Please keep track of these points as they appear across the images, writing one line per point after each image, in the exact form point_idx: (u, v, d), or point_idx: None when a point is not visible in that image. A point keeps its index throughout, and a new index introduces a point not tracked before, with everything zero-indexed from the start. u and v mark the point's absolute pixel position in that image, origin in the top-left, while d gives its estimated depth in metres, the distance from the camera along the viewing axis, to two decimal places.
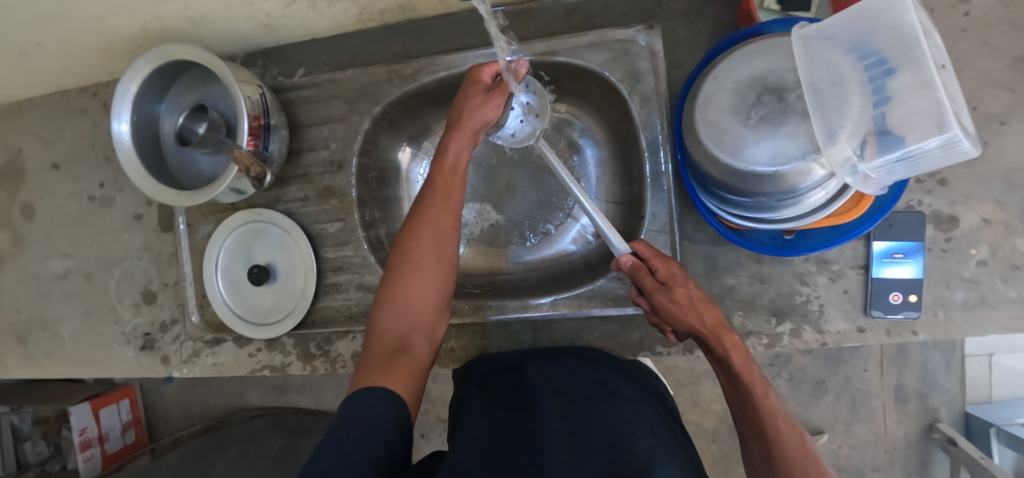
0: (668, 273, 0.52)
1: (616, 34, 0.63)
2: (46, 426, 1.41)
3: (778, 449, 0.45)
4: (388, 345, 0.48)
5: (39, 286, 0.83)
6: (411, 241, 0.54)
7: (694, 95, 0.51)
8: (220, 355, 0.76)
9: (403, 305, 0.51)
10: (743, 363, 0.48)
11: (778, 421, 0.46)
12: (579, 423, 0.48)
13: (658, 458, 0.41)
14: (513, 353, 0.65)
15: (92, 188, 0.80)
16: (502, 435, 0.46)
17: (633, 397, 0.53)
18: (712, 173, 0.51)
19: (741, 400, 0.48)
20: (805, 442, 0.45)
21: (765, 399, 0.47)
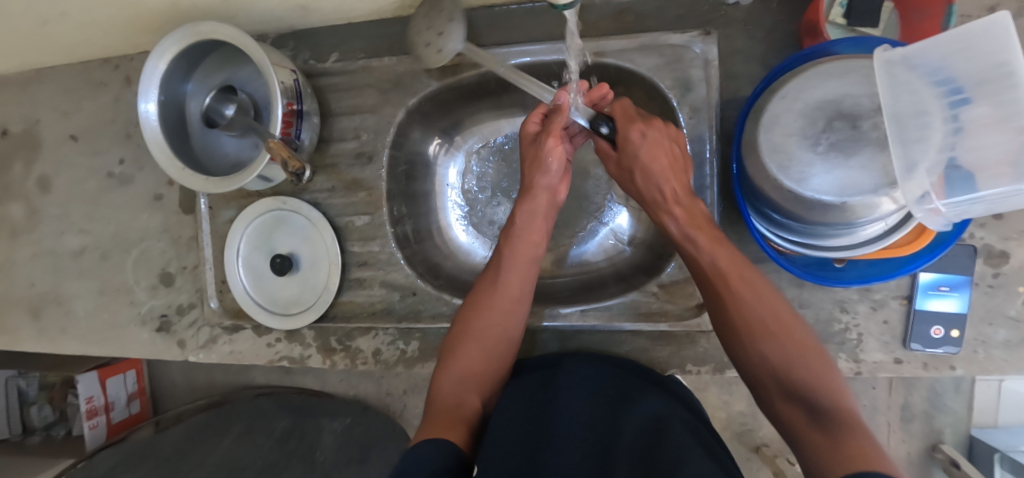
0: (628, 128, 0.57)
1: (670, 38, 0.61)
2: (53, 392, 1.42)
3: (739, 314, 0.48)
4: (450, 402, 0.52)
5: (55, 261, 0.82)
6: (475, 315, 0.58)
7: (755, 112, 0.49)
8: (237, 343, 0.75)
9: (466, 368, 0.56)
10: (688, 232, 0.53)
11: (736, 283, 0.49)
12: (606, 427, 0.48)
13: (687, 456, 0.40)
14: (547, 360, 0.64)
15: (111, 164, 0.78)
16: (525, 438, 0.47)
17: (664, 404, 0.52)
18: (770, 194, 0.49)
19: (699, 276, 0.53)
20: (764, 293, 0.48)
21: (722, 264, 0.50)
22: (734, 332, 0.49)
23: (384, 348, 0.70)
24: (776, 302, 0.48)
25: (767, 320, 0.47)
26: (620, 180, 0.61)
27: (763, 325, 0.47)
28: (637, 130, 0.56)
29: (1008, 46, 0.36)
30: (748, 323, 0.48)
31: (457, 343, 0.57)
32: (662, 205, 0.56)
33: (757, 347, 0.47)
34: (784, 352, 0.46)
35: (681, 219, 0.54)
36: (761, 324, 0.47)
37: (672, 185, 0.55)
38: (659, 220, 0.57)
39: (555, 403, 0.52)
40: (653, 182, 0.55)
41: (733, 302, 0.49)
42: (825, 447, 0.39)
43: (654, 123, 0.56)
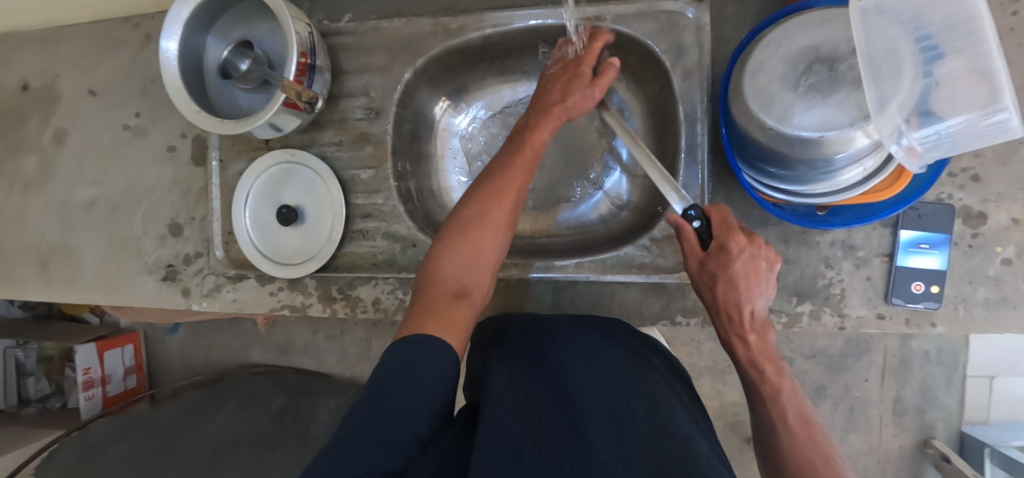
0: (718, 244, 0.54)
1: (665, 5, 0.64)
2: (49, 365, 1.42)
3: (790, 441, 0.47)
4: (448, 292, 0.50)
5: (66, 213, 0.83)
6: (475, 226, 0.54)
7: (743, 63, 0.52)
8: (241, 291, 0.77)
9: (467, 273, 0.53)
10: (755, 356, 0.53)
11: (795, 421, 0.48)
12: (618, 389, 0.48)
13: (693, 436, 0.40)
14: (539, 316, 0.67)
15: (126, 117, 0.80)
16: (540, 401, 0.46)
17: (665, 375, 0.55)
18: (754, 137, 0.52)
19: (753, 389, 0.52)
20: (819, 439, 0.47)
21: (783, 399, 0.50)
22: (777, 451, 0.47)
23: (384, 297, 0.73)
24: (809, 430, 0.48)
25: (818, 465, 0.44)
26: (693, 277, 0.57)
27: (808, 458, 0.45)
28: (737, 242, 0.53)
29: None
30: (793, 443, 0.47)
31: (451, 250, 0.53)
32: (737, 328, 0.54)
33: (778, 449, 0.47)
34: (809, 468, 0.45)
35: (752, 349, 0.53)
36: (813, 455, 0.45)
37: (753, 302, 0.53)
38: (729, 346, 0.56)
39: (562, 373, 0.51)
40: (739, 302, 0.53)
41: (784, 424, 0.48)
42: None
43: (755, 239, 0.54)
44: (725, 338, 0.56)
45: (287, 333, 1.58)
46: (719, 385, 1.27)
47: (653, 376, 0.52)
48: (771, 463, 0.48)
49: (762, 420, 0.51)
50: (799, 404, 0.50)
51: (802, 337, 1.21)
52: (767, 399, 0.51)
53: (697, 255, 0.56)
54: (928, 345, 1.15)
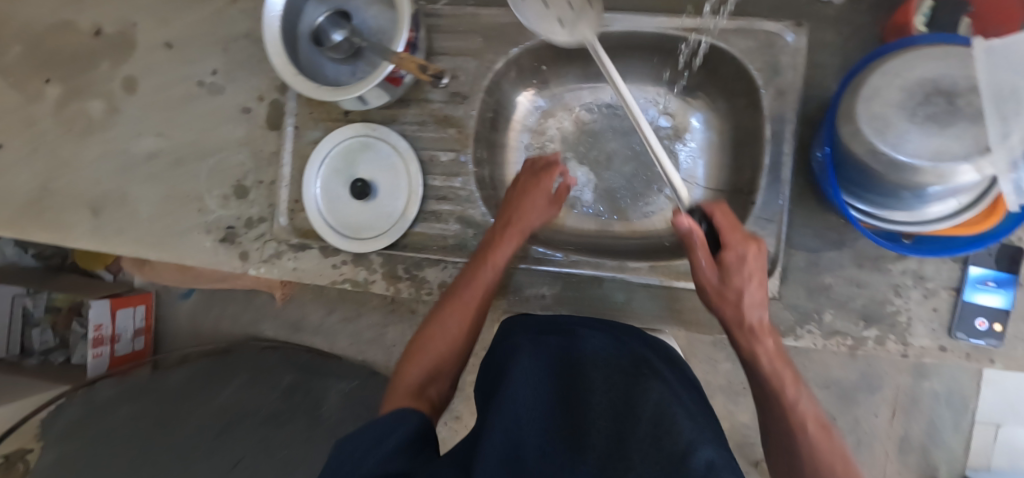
0: (735, 255, 0.52)
1: (765, 25, 0.66)
2: (58, 317, 1.38)
3: (809, 447, 0.50)
4: (410, 387, 0.56)
5: (125, 161, 0.82)
6: (443, 310, 0.62)
7: (855, 87, 0.53)
8: (301, 261, 0.76)
9: (429, 362, 0.60)
10: (775, 367, 0.53)
11: (816, 427, 0.51)
12: (624, 395, 0.47)
13: (696, 441, 0.38)
14: (563, 317, 0.63)
15: (202, 73, 0.79)
16: (548, 409, 0.45)
17: (673, 382, 0.53)
18: (861, 159, 0.53)
19: (768, 391, 0.54)
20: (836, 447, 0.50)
21: (801, 408, 0.52)
22: (798, 456, 0.51)
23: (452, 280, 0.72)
24: (824, 440, 0.50)
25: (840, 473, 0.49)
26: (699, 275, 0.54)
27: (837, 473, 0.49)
28: (747, 250, 0.53)
29: None
30: (809, 449, 0.50)
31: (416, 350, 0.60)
32: (752, 337, 0.54)
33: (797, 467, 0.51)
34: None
35: (773, 360, 0.53)
36: (829, 459, 0.49)
37: (756, 297, 0.53)
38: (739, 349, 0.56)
39: (577, 379, 0.50)
40: (756, 306, 0.53)
41: (806, 434, 0.51)
42: None
43: (761, 245, 0.53)
44: (744, 348, 0.54)
45: (302, 310, 1.55)
46: (731, 405, 1.29)
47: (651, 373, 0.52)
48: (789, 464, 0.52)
49: (778, 421, 0.53)
50: (809, 410, 0.52)
51: (817, 367, 1.22)
52: (786, 409, 0.52)
53: (711, 264, 0.53)
54: (939, 386, 1.17)
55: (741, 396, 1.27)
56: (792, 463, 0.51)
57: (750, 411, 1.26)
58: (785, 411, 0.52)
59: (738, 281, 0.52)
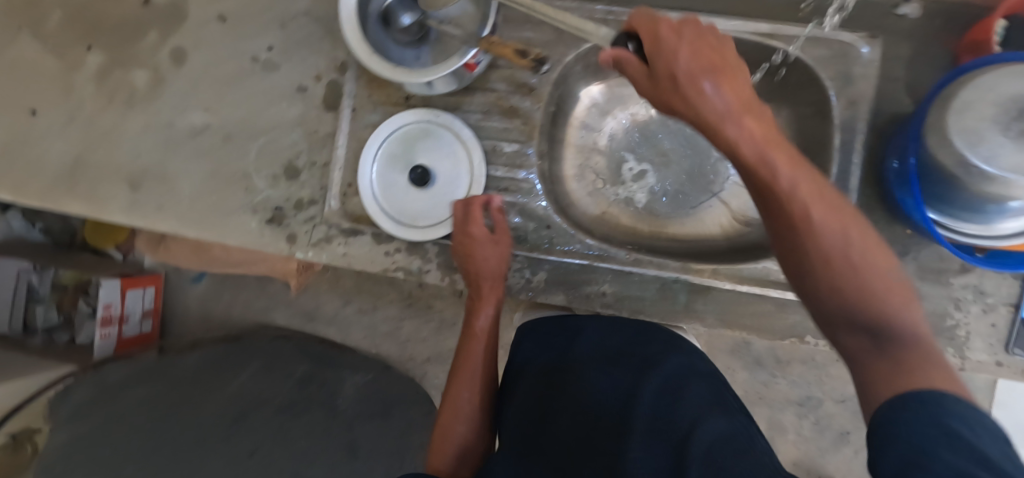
0: (668, 31, 0.44)
1: (840, 35, 0.66)
2: (65, 295, 1.32)
3: (812, 236, 0.40)
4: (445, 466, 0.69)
5: (171, 135, 0.80)
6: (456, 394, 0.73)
7: (944, 99, 0.54)
8: (353, 247, 0.74)
9: (457, 438, 0.71)
10: (763, 150, 0.41)
11: (859, 249, 0.39)
12: (621, 393, 0.57)
13: (703, 419, 0.51)
14: (569, 320, 0.70)
15: (258, 49, 0.77)
16: (539, 424, 0.60)
17: (682, 372, 0.58)
18: (949, 171, 0.53)
19: (761, 189, 0.42)
20: (855, 235, 0.39)
21: (810, 196, 0.40)
22: (808, 259, 0.40)
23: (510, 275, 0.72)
24: (843, 228, 0.40)
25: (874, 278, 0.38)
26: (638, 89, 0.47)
27: (882, 291, 0.38)
28: (671, 26, 0.44)
29: None
30: (829, 267, 0.40)
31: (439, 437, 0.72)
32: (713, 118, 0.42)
33: (830, 287, 0.40)
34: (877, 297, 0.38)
35: (758, 135, 0.41)
36: (834, 247, 0.39)
37: (730, 95, 0.42)
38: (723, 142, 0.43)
39: (575, 384, 0.60)
40: (709, 86, 0.42)
41: (810, 225, 0.40)
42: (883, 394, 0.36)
43: (690, 19, 0.45)
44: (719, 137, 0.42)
45: (317, 300, 1.52)
46: None
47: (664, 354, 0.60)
48: (805, 279, 0.42)
49: (779, 240, 0.43)
50: (831, 197, 0.41)
51: (834, 381, 1.21)
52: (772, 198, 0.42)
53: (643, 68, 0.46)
54: None
55: (757, 407, 1.25)
56: (808, 280, 0.42)
57: (764, 423, 1.25)
58: (779, 204, 0.41)
59: (666, 67, 0.44)
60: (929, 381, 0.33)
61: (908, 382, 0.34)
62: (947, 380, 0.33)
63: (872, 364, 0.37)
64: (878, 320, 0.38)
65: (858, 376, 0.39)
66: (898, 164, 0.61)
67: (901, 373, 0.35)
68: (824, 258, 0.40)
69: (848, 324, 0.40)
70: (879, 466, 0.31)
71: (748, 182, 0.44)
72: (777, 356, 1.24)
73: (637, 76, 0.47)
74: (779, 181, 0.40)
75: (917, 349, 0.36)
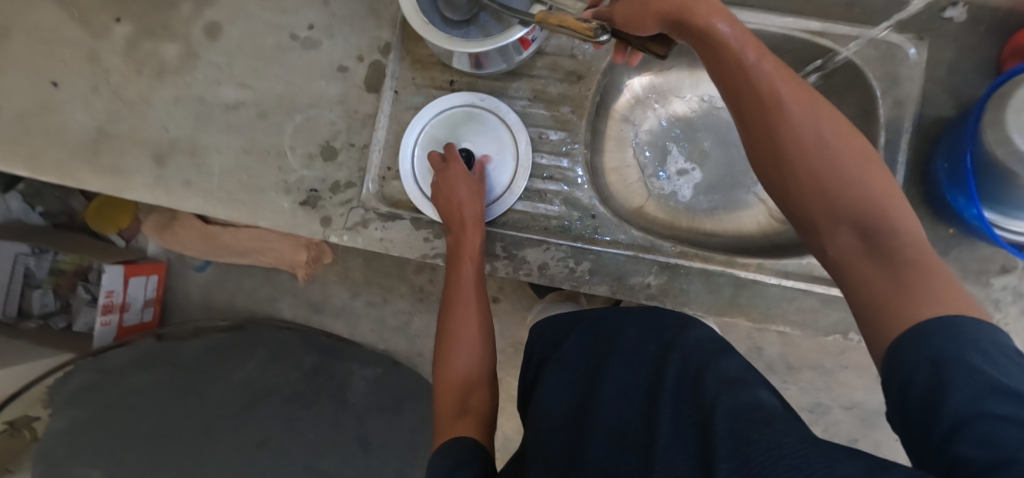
0: None
1: (889, 36, 0.67)
2: (60, 279, 1.26)
3: (785, 117, 0.43)
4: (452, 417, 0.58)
5: (203, 109, 0.78)
6: (452, 348, 0.64)
7: (1001, 96, 0.55)
8: (390, 231, 0.72)
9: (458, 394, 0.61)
10: (733, 33, 0.45)
11: (834, 149, 0.42)
12: (649, 372, 0.56)
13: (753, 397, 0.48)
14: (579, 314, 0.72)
15: (298, 27, 0.76)
16: (576, 404, 0.57)
17: (705, 347, 0.57)
18: (1006, 167, 0.54)
19: (735, 80, 0.45)
20: (831, 124, 0.43)
21: (790, 92, 0.43)
22: (804, 142, 0.42)
23: (552, 264, 0.69)
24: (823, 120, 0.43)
25: (854, 164, 0.41)
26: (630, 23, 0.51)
27: (858, 175, 0.41)
28: None
29: None
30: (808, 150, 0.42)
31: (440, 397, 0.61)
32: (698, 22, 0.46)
33: (824, 178, 0.41)
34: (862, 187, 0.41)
35: (737, 37, 0.45)
36: (807, 134, 0.42)
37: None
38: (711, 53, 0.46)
39: (605, 367, 0.59)
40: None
41: (782, 105, 0.43)
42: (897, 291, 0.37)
43: None
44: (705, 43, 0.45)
45: (326, 292, 1.49)
46: None
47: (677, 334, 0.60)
48: (785, 178, 0.43)
49: (761, 144, 0.45)
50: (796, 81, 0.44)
51: (843, 388, 1.21)
52: (747, 94, 0.45)
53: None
54: None
55: None
56: (785, 179, 0.44)
57: None
58: (751, 91, 0.44)
59: None
60: (932, 296, 0.35)
61: (922, 303, 0.35)
62: (954, 296, 0.35)
63: (864, 266, 0.40)
64: (864, 219, 0.40)
65: (851, 282, 0.41)
66: (947, 164, 0.62)
67: (901, 283, 0.37)
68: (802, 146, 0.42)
69: (831, 217, 0.41)
70: (913, 403, 0.33)
71: (721, 85, 0.47)
72: (787, 362, 1.23)
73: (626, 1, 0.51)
74: (748, 68, 0.44)
75: (908, 251, 0.38)
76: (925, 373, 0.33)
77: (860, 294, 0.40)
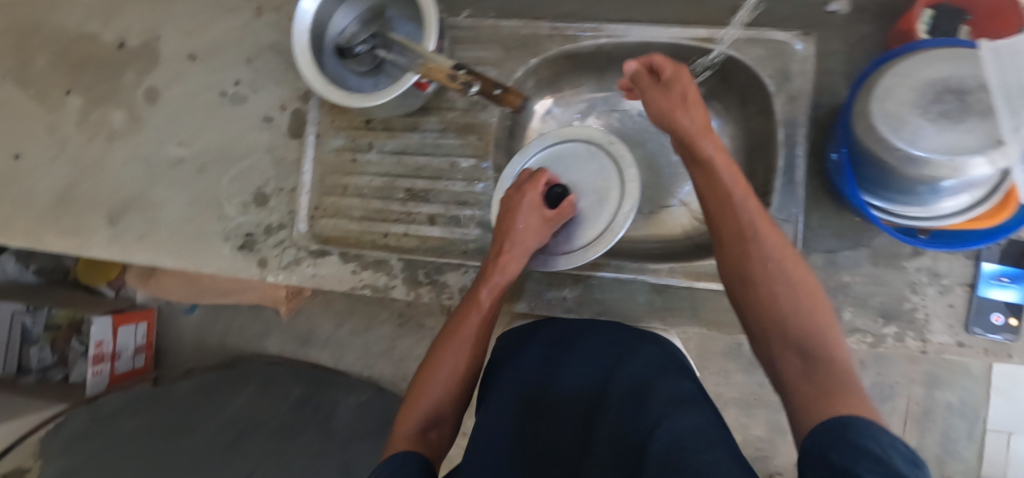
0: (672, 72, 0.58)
1: (775, 35, 0.69)
2: (58, 334, 1.34)
3: (758, 242, 0.52)
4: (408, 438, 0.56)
5: (148, 168, 0.83)
6: (435, 364, 0.60)
7: (868, 88, 0.56)
8: (321, 267, 0.76)
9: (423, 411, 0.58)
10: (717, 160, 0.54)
11: (785, 282, 0.51)
12: (596, 385, 0.57)
13: (691, 418, 0.47)
14: (532, 326, 0.69)
15: (226, 84, 0.81)
16: (527, 410, 0.58)
17: (651, 362, 0.58)
18: (880, 156, 0.54)
19: (722, 200, 0.54)
20: (799, 271, 0.52)
21: (765, 233, 0.52)
22: (767, 270, 0.52)
23: None
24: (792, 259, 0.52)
25: (805, 302, 0.50)
26: (648, 111, 0.59)
27: (811, 311, 0.50)
28: (674, 69, 0.58)
29: None
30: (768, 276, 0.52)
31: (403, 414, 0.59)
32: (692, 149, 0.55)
33: (776, 304, 0.51)
34: (805, 320, 0.49)
35: (729, 170, 0.53)
36: (773, 264, 0.51)
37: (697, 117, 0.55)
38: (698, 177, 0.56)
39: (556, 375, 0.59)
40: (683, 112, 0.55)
41: (756, 234, 0.52)
42: (817, 400, 0.44)
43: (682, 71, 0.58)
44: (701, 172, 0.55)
45: (310, 324, 1.52)
46: (744, 418, 1.23)
47: (638, 352, 0.60)
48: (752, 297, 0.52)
49: (733, 259, 0.54)
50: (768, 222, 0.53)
51: None
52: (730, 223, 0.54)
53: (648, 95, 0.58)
54: (950, 396, 1.18)
55: (755, 409, 1.20)
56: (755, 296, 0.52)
57: (763, 425, 1.20)
58: (736, 222, 0.53)
59: (679, 93, 0.56)
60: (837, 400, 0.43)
61: (828, 407, 0.42)
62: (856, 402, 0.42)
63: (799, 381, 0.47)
64: (805, 341, 0.49)
65: (790, 391, 0.48)
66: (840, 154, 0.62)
67: (819, 395, 0.44)
68: (764, 272, 0.52)
69: (783, 336, 0.50)
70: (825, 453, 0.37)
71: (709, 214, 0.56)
72: None
73: (644, 86, 0.59)
74: (735, 201, 0.53)
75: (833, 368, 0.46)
76: (840, 453, 0.36)
77: (790, 405, 0.47)
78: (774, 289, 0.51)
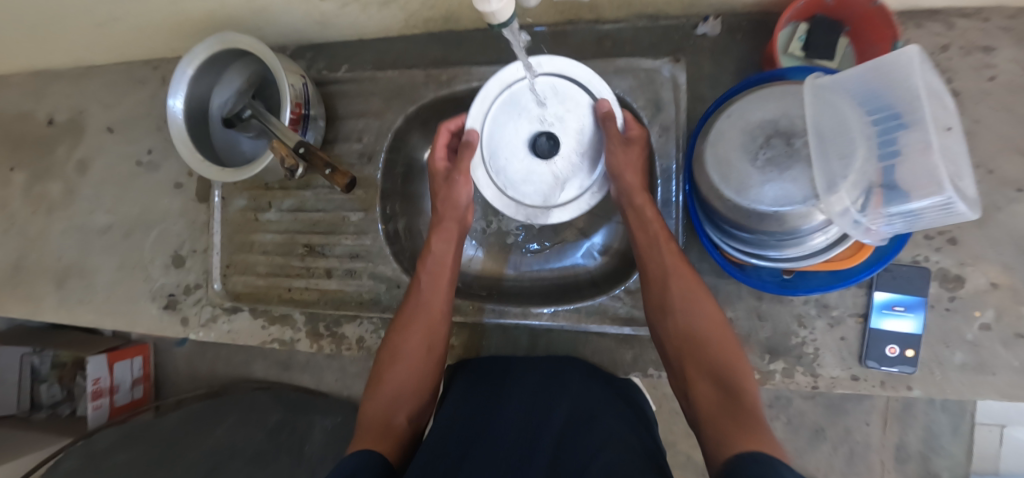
0: (634, 133, 0.61)
1: (643, 63, 0.65)
2: (63, 371, 1.47)
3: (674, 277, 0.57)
4: (378, 422, 0.56)
5: (83, 236, 0.89)
6: (399, 354, 0.62)
7: (708, 130, 0.54)
8: (235, 322, 0.81)
9: (390, 391, 0.60)
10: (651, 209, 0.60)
11: (704, 324, 0.55)
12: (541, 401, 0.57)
13: (618, 449, 0.45)
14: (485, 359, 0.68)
15: (141, 152, 0.87)
16: (479, 405, 0.58)
17: (597, 398, 0.57)
18: (719, 205, 0.52)
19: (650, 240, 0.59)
20: (713, 318, 0.55)
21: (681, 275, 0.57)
22: (688, 311, 0.55)
23: (367, 336, 0.77)
24: (706, 302, 0.56)
25: (718, 343, 0.53)
26: (609, 166, 0.61)
27: (722, 354, 0.52)
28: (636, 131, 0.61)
29: (912, 74, 0.41)
30: (687, 314, 0.55)
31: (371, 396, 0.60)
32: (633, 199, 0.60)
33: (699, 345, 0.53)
34: (722, 362, 0.52)
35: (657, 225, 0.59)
36: (696, 303, 0.55)
37: (637, 182, 0.60)
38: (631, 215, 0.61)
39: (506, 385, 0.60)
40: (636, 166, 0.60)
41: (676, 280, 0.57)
42: (730, 432, 0.44)
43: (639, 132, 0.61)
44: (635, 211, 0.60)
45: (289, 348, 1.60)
46: None
47: (584, 390, 0.59)
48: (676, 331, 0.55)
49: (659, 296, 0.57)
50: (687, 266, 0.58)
51: None
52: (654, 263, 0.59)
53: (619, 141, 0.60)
54: None
55: None
56: (673, 333, 0.56)
57: None
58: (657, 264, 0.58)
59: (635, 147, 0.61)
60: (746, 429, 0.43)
61: (739, 433, 0.43)
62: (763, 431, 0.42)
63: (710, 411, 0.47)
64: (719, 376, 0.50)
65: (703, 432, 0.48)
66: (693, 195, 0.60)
67: (733, 426, 0.44)
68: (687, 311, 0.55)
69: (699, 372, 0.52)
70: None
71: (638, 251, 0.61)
72: None
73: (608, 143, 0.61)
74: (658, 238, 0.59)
75: (744, 400, 0.47)
76: None
77: (704, 444, 0.46)
78: (694, 332, 0.54)
